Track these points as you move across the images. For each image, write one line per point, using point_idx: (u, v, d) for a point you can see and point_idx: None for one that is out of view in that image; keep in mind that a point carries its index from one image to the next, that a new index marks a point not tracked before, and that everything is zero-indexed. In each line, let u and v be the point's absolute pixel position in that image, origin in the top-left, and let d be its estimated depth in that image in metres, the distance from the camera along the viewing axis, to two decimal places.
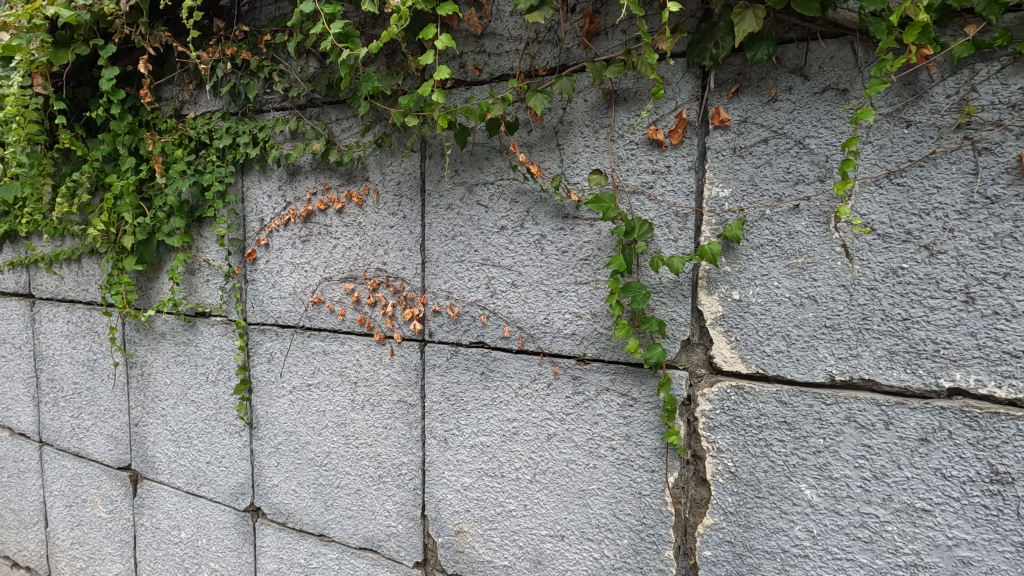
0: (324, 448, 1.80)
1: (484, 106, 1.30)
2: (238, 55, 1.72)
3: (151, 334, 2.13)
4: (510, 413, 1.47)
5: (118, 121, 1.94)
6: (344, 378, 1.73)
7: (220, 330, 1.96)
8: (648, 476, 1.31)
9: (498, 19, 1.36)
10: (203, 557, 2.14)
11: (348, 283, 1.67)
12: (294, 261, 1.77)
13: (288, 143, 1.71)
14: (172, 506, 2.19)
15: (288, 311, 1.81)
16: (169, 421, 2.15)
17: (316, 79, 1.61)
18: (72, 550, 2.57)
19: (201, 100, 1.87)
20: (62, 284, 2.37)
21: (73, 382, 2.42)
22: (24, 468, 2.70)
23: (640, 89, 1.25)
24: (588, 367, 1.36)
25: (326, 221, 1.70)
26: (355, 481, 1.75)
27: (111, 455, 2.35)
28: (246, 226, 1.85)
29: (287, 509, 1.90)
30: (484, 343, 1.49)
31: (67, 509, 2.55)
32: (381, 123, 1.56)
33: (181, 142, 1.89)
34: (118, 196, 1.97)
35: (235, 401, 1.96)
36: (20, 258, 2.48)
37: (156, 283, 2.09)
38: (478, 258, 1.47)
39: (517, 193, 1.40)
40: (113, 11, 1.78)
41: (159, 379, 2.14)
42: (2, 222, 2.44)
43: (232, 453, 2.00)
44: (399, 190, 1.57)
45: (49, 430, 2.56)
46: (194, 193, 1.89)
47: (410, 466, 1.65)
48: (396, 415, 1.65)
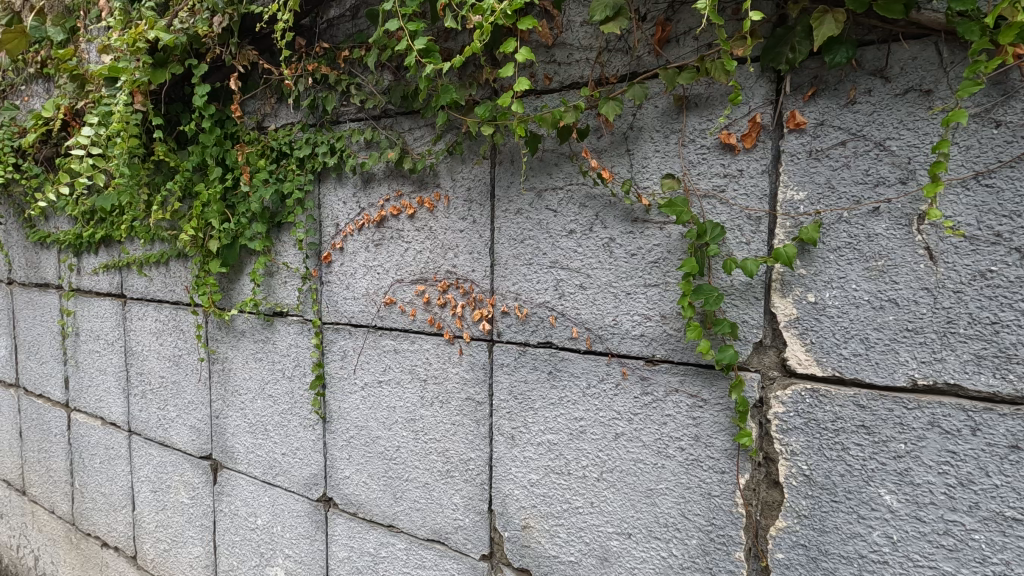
0: (394, 442, 1.88)
1: (558, 114, 1.35)
2: (318, 71, 1.82)
3: (232, 332, 2.28)
4: (577, 412, 1.51)
5: (208, 134, 2.10)
6: (414, 375, 1.80)
7: (296, 329, 2.08)
8: (718, 477, 1.32)
9: (569, 29, 1.41)
10: (278, 543, 2.26)
11: (420, 284, 1.75)
12: (367, 263, 1.87)
13: (364, 152, 1.81)
14: (250, 493, 2.33)
15: (361, 311, 1.90)
16: (247, 413, 2.29)
17: (390, 91, 1.69)
18: (157, 532, 2.76)
19: (281, 113, 2.00)
20: (151, 285, 2.56)
21: (160, 376, 2.61)
22: (114, 455, 2.92)
23: (712, 95, 1.26)
24: (657, 368, 1.38)
25: (398, 226, 1.78)
26: (423, 475, 1.83)
27: (194, 444, 2.52)
28: (323, 230, 1.96)
29: (358, 500, 2.00)
30: (552, 343, 1.53)
31: (152, 494, 2.75)
32: (453, 132, 1.63)
33: (264, 153, 2.01)
34: (206, 204, 2.12)
35: (310, 396, 2.07)
36: (115, 262, 2.70)
37: (237, 284, 2.23)
38: (547, 261, 1.52)
39: (587, 198, 1.44)
40: (207, 32, 1.93)
41: (238, 374, 2.29)
42: (100, 228, 2.67)
43: (307, 445, 2.11)
44: (469, 196, 1.64)
45: (138, 420, 2.76)
46: (275, 201, 2.02)
47: (478, 462, 1.71)
48: (464, 412, 1.71)
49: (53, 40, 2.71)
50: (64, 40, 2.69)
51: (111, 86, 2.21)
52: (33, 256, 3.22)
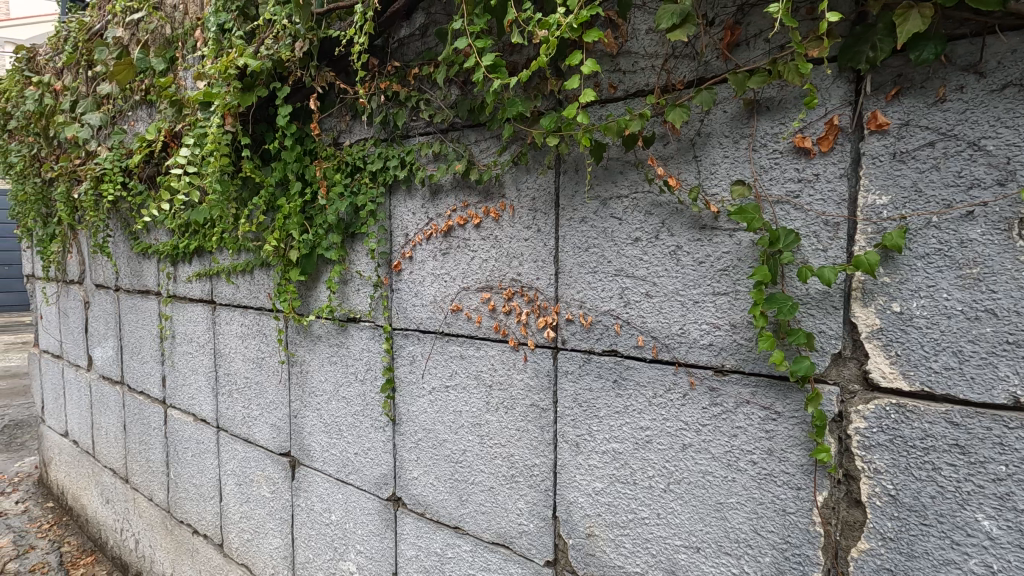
0: (460, 445, 1.93)
1: (623, 122, 1.34)
2: (389, 88, 1.90)
3: (309, 336, 2.42)
4: (643, 422, 1.49)
5: (289, 151, 2.25)
6: (480, 381, 1.85)
7: (368, 334, 2.18)
8: (793, 493, 1.27)
9: (634, 37, 1.41)
10: (351, 539, 2.37)
11: (485, 292, 1.79)
12: (435, 272, 1.93)
13: (432, 164, 1.88)
14: (325, 490, 2.46)
15: (429, 317, 1.97)
16: (323, 414, 2.42)
17: (458, 105, 1.74)
18: (241, 523, 2.95)
19: (356, 129, 2.11)
20: (238, 292, 2.76)
21: (245, 377, 2.80)
22: (204, 449, 3.16)
23: (785, 97, 1.23)
24: (726, 378, 1.35)
25: (464, 235, 1.84)
26: (488, 479, 1.86)
27: (274, 442, 2.68)
28: (393, 240, 2.05)
29: (425, 500, 2.06)
30: (617, 351, 1.53)
31: (238, 487, 2.95)
32: (518, 143, 1.66)
33: (339, 167, 2.12)
34: (287, 217, 2.27)
35: (381, 399, 2.16)
36: (206, 270, 2.93)
37: (314, 291, 2.36)
38: (612, 269, 1.52)
39: (653, 205, 1.43)
40: (290, 57, 2.07)
41: (315, 376, 2.42)
42: (194, 240, 2.91)
43: (377, 446, 2.20)
44: (534, 205, 1.66)
45: (225, 417, 2.97)
46: (350, 213, 2.12)
47: (543, 468, 1.72)
48: (529, 418, 1.74)
49: (155, 69, 2.99)
50: (164, 69, 2.96)
51: (205, 109, 2.41)
52: (136, 265, 3.54)
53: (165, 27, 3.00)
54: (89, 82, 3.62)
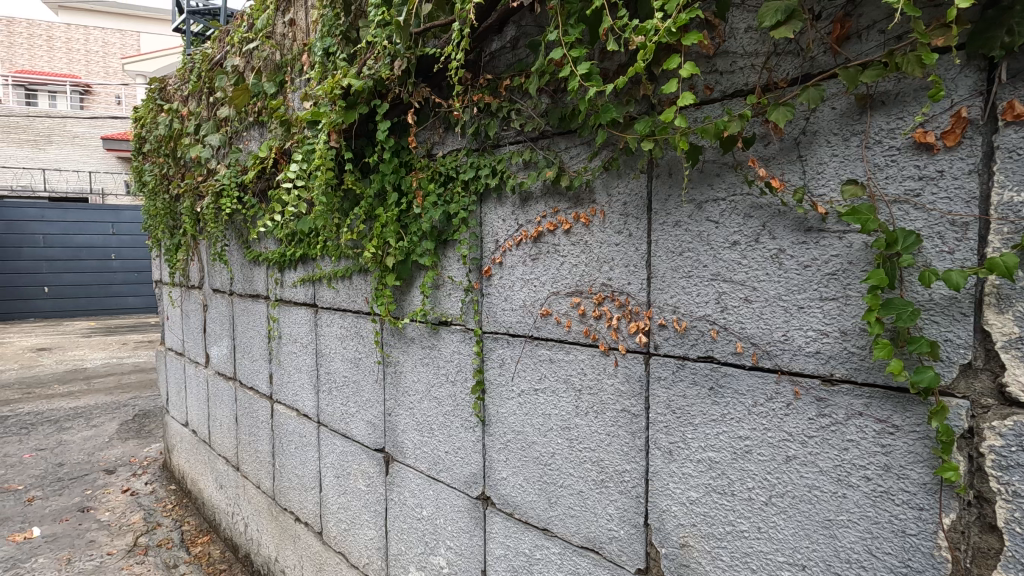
0: (549, 448, 1.95)
1: (721, 123, 1.31)
2: (482, 100, 1.97)
3: (403, 339, 2.54)
4: (742, 431, 1.45)
5: (387, 163, 2.38)
6: (569, 385, 1.86)
7: (459, 337, 2.26)
8: (914, 514, 1.19)
9: (732, 37, 1.38)
10: (441, 534, 2.45)
11: (576, 297, 1.81)
12: (524, 277, 1.98)
13: (522, 172, 1.92)
14: (417, 486, 2.57)
15: (518, 321, 2.01)
16: (416, 413, 2.53)
17: (548, 113, 1.77)
18: (339, 513, 3.15)
19: (448, 141, 2.20)
20: (338, 296, 2.96)
21: (344, 375, 2.99)
22: (306, 442, 3.40)
23: (903, 90, 1.15)
24: (836, 389, 1.28)
25: (554, 241, 1.86)
26: (577, 482, 1.87)
27: (370, 438, 2.84)
28: (484, 246, 2.12)
29: (514, 501, 2.11)
30: (713, 358, 1.49)
31: (336, 478, 3.15)
32: (609, 149, 1.66)
33: (433, 177, 2.22)
34: (384, 225, 2.41)
35: (471, 400, 2.24)
36: (310, 277, 3.16)
37: (408, 296, 2.48)
38: (708, 273, 1.49)
39: (752, 208, 1.39)
40: (389, 75, 2.20)
41: (408, 376, 2.55)
42: (300, 248, 3.15)
43: (467, 445, 2.28)
44: (625, 210, 1.66)
45: (326, 413, 3.18)
46: (442, 220, 2.22)
47: (634, 474, 1.71)
48: (619, 423, 1.73)
49: (267, 93, 3.28)
50: (275, 92, 3.24)
51: (312, 127, 2.61)
52: (248, 271, 3.88)
53: (276, 54, 3.28)
54: (209, 107, 4.02)
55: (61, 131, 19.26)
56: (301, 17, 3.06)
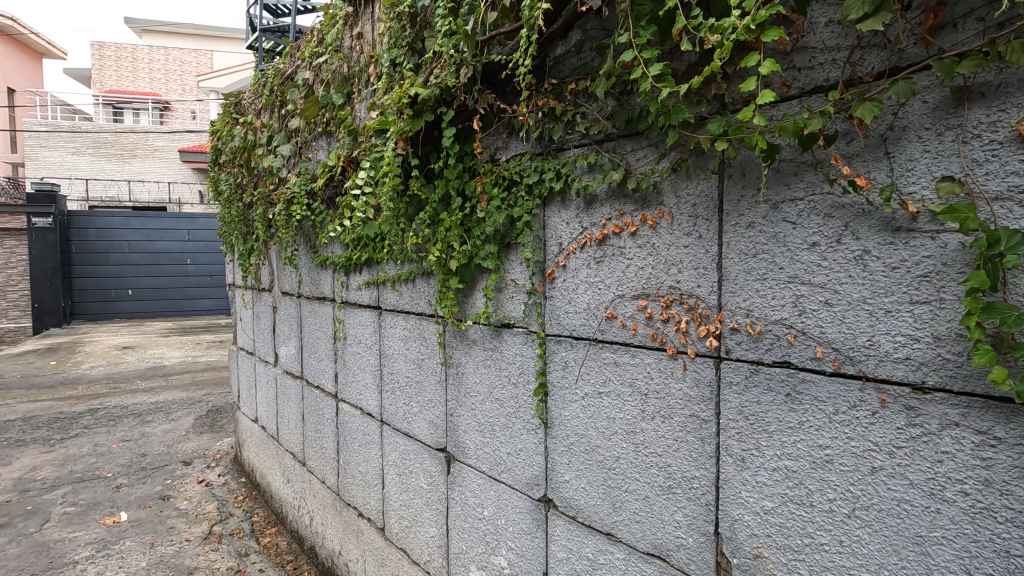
0: (614, 452, 1.94)
1: (802, 121, 1.27)
2: (547, 104, 1.99)
3: (466, 340, 2.59)
4: (822, 440, 1.39)
5: (452, 169, 2.44)
6: (635, 389, 1.84)
7: (521, 339, 2.28)
8: (1019, 533, 1.12)
9: (811, 32, 1.34)
10: (502, 535, 2.47)
11: (642, 300, 1.79)
12: (589, 280, 1.97)
13: (587, 175, 1.93)
14: (478, 486, 2.60)
15: (582, 324, 2.01)
16: (477, 413, 2.57)
17: (615, 116, 1.77)
18: (401, 510, 3.23)
19: (512, 145, 2.24)
20: (401, 298, 3.05)
21: (407, 376, 3.07)
22: (370, 440, 3.51)
23: (1006, 81, 1.09)
24: (928, 397, 1.21)
25: (620, 243, 1.85)
26: (643, 488, 1.85)
27: (432, 437, 2.90)
28: (547, 249, 2.13)
29: (577, 504, 2.10)
30: (790, 363, 1.44)
31: (398, 476, 3.23)
32: (678, 150, 1.64)
33: (497, 182, 2.26)
34: (448, 230, 2.46)
35: (534, 402, 2.25)
36: (374, 280, 3.27)
37: (471, 298, 2.53)
38: (784, 276, 1.44)
39: (834, 207, 1.34)
40: (455, 83, 2.26)
41: (470, 378, 2.59)
42: (365, 252, 3.26)
43: (529, 447, 2.29)
44: (695, 212, 1.63)
45: (389, 412, 3.28)
46: (506, 224, 2.25)
47: (703, 481, 1.67)
48: (688, 429, 1.69)
49: (335, 103, 3.42)
50: (343, 103, 3.38)
51: (380, 135, 2.71)
52: (315, 275, 4.06)
53: (343, 66, 3.43)
54: (280, 118, 4.24)
55: (145, 146, 20.78)
56: (368, 31, 3.19)
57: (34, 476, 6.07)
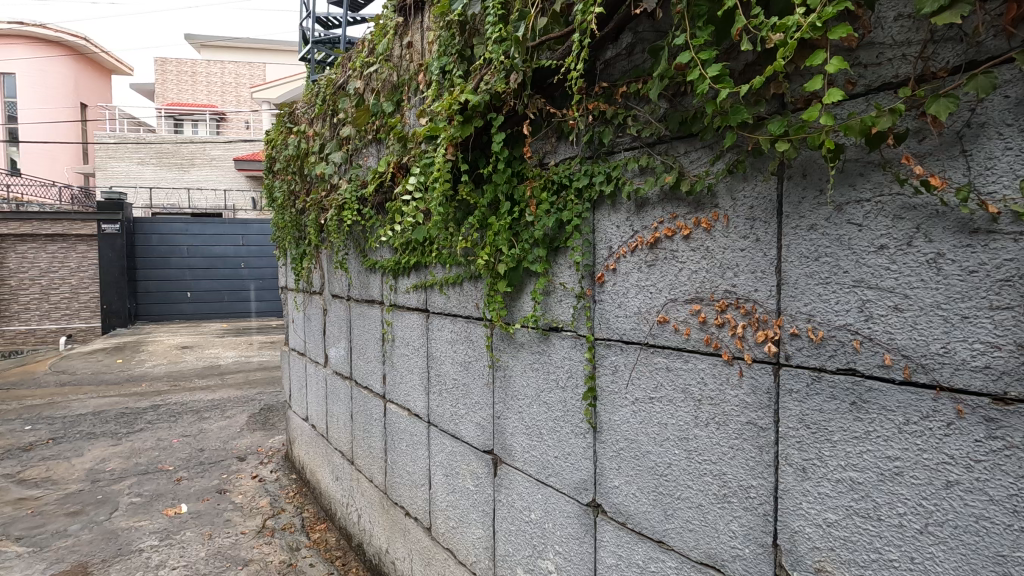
0: (665, 459, 1.91)
1: (870, 119, 1.22)
2: (597, 108, 1.99)
3: (513, 344, 2.61)
4: (890, 451, 1.33)
5: (500, 174, 2.46)
6: (688, 395, 1.80)
7: (570, 343, 2.28)
8: None
9: (879, 27, 1.30)
10: (549, 539, 2.47)
11: (695, 304, 1.75)
12: (639, 284, 1.95)
13: (639, 178, 1.91)
14: (525, 489, 2.61)
15: (633, 328, 1.99)
16: (525, 416, 2.58)
17: (668, 118, 1.75)
18: (448, 511, 3.27)
19: (561, 149, 2.24)
20: (449, 301, 3.09)
21: (454, 378, 3.12)
22: (417, 441, 3.57)
23: None
24: (1010, 409, 1.15)
25: (672, 247, 1.83)
26: (696, 496, 1.81)
27: (479, 439, 2.93)
28: (597, 253, 2.12)
29: (627, 510, 2.08)
30: (856, 370, 1.39)
31: (445, 477, 3.27)
32: (734, 151, 1.61)
33: (546, 186, 2.27)
34: (497, 234, 2.49)
35: (582, 406, 2.24)
36: (422, 283, 3.33)
37: (519, 302, 2.54)
38: (849, 280, 1.39)
39: (904, 209, 1.29)
40: (504, 89, 2.28)
41: (518, 380, 2.60)
42: (414, 256, 3.33)
43: (578, 451, 2.28)
44: (752, 214, 1.59)
45: (436, 414, 3.33)
46: (555, 228, 2.25)
47: (761, 491, 1.62)
48: (744, 436, 1.65)
49: (385, 111, 3.51)
50: (393, 110, 3.46)
51: (430, 142, 2.76)
52: (364, 278, 4.17)
53: (393, 75, 3.52)
54: (332, 127, 4.38)
55: (202, 156, 21.84)
56: (417, 40, 3.27)
57: (103, 468, 6.46)
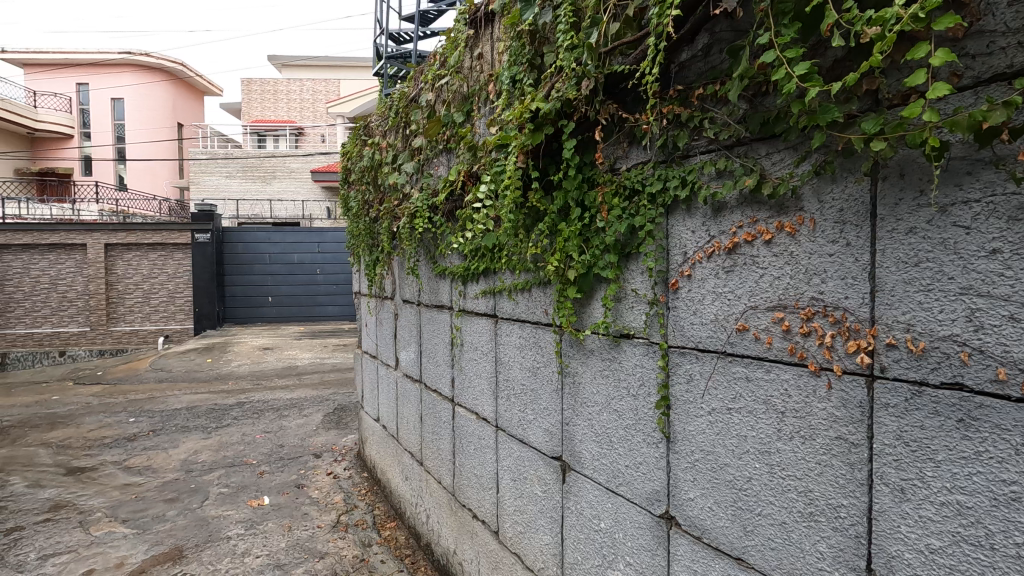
0: (745, 472, 1.83)
1: (981, 114, 1.14)
2: (671, 111, 1.95)
3: (583, 350, 2.60)
4: (1006, 474, 1.23)
5: (570, 180, 2.47)
6: (770, 406, 1.73)
7: (642, 350, 2.24)
8: None
9: (989, 15, 1.20)
10: (620, 549, 2.43)
11: (778, 312, 1.68)
12: (716, 290, 1.89)
13: (716, 182, 1.86)
14: (594, 498, 2.59)
15: (710, 337, 1.93)
16: (594, 424, 2.56)
17: (748, 119, 1.70)
18: (515, 516, 3.29)
19: (632, 154, 2.22)
20: (518, 307, 3.13)
21: (522, 383, 3.14)
22: (485, 444, 3.62)
23: None
24: None
25: (752, 252, 1.76)
26: (779, 513, 1.72)
27: (547, 445, 2.93)
28: (670, 259, 2.08)
29: (703, 524, 2.01)
30: (963, 385, 1.28)
31: (513, 482, 3.29)
32: (822, 152, 1.54)
33: (617, 191, 2.24)
34: (567, 240, 2.49)
35: (655, 415, 2.19)
36: (491, 289, 3.38)
37: (589, 308, 2.53)
38: (954, 287, 1.30)
39: (1020, 210, 1.19)
40: (575, 96, 2.29)
41: (587, 387, 2.59)
42: (483, 262, 3.39)
43: (650, 461, 2.23)
44: (841, 217, 1.51)
45: (504, 419, 3.36)
46: (627, 233, 2.23)
47: (852, 511, 1.53)
48: (833, 452, 1.56)
49: (456, 122, 3.61)
50: (463, 120, 3.56)
51: (501, 150, 2.81)
52: (434, 284, 4.29)
53: (463, 86, 3.61)
54: (404, 138, 4.56)
55: (283, 169, 23.22)
56: (487, 51, 3.34)
57: (195, 459, 6.97)
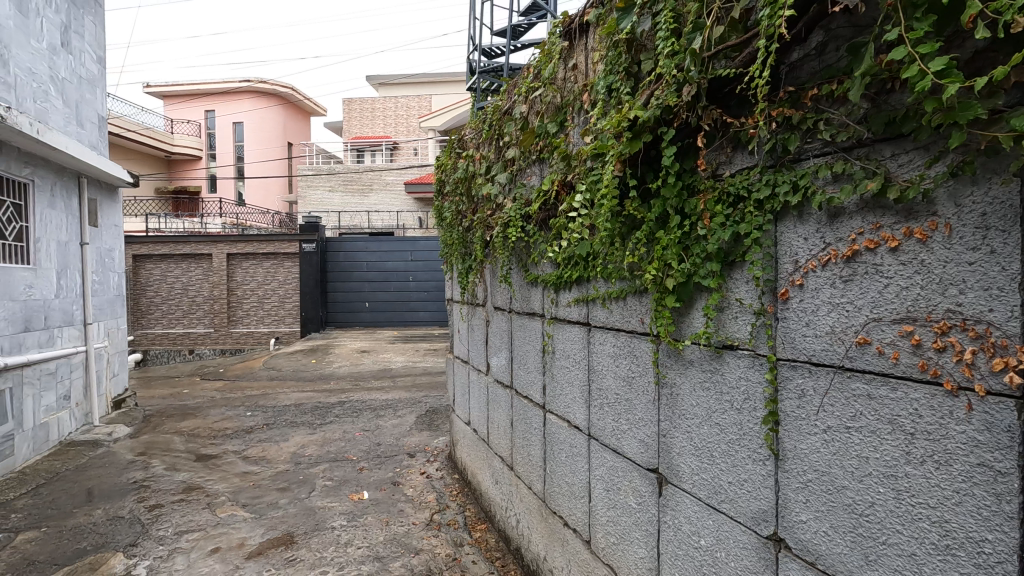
0: (867, 497, 1.70)
1: None
2: (780, 113, 1.88)
3: (681, 361, 2.54)
4: None
5: (669, 187, 2.43)
6: (897, 427, 1.60)
7: (747, 362, 2.15)
8: None
9: None
10: (722, 569, 2.34)
11: (906, 325, 1.55)
12: (832, 301, 1.78)
13: (832, 186, 1.76)
14: (694, 513, 2.51)
15: (825, 350, 1.82)
16: (694, 436, 2.48)
17: (871, 119, 1.60)
18: (608, 526, 3.26)
19: (737, 159, 2.16)
20: (611, 316, 3.12)
21: (616, 393, 3.11)
22: (576, 452, 3.62)
23: None
24: None
25: (875, 260, 1.64)
26: (908, 544, 1.59)
27: (643, 457, 2.88)
28: (779, 268, 1.99)
29: (817, 549, 1.89)
30: None
31: (606, 492, 3.27)
32: (960, 152, 1.42)
33: (720, 198, 2.17)
34: (665, 248, 2.45)
35: (761, 430, 2.10)
36: (584, 297, 3.40)
37: (689, 318, 2.47)
38: None
39: None
40: (676, 102, 2.26)
41: (686, 399, 2.52)
42: (576, 271, 3.40)
43: (756, 479, 2.13)
44: (984, 223, 1.39)
45: (597, 427, 3.34)
46: (731, 241, 2.15)
47: (999, 547, 1.39)
48: (975, 480, 1.43)
49: (549, 132, 3.67)
50: (557, 130, 3.60)
51: (596, 159, 2.82)
52: (526, 292, 4.36)
53: (556, 96, 3.66)
54: (497, 150, 4.69)
55: (379, 182, 24.59)
56: (582, 62, 3.38)
57: (303, 453, 7.53)
